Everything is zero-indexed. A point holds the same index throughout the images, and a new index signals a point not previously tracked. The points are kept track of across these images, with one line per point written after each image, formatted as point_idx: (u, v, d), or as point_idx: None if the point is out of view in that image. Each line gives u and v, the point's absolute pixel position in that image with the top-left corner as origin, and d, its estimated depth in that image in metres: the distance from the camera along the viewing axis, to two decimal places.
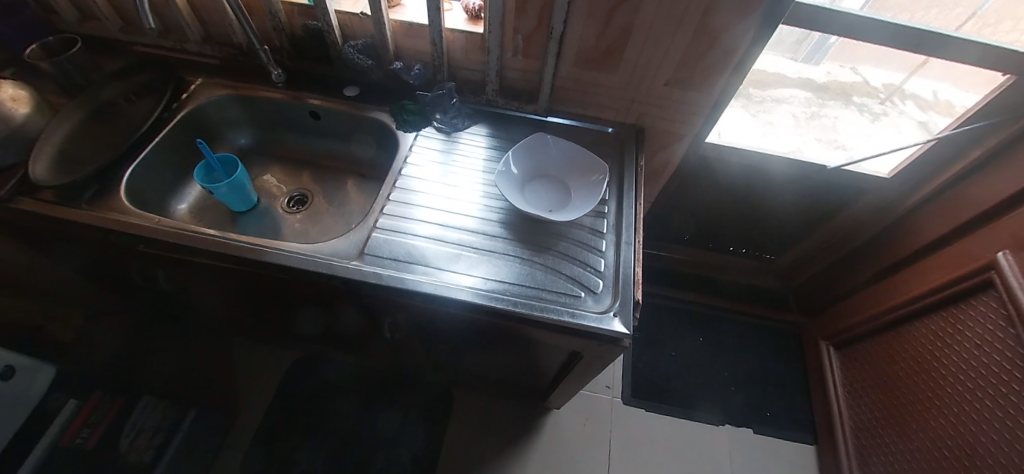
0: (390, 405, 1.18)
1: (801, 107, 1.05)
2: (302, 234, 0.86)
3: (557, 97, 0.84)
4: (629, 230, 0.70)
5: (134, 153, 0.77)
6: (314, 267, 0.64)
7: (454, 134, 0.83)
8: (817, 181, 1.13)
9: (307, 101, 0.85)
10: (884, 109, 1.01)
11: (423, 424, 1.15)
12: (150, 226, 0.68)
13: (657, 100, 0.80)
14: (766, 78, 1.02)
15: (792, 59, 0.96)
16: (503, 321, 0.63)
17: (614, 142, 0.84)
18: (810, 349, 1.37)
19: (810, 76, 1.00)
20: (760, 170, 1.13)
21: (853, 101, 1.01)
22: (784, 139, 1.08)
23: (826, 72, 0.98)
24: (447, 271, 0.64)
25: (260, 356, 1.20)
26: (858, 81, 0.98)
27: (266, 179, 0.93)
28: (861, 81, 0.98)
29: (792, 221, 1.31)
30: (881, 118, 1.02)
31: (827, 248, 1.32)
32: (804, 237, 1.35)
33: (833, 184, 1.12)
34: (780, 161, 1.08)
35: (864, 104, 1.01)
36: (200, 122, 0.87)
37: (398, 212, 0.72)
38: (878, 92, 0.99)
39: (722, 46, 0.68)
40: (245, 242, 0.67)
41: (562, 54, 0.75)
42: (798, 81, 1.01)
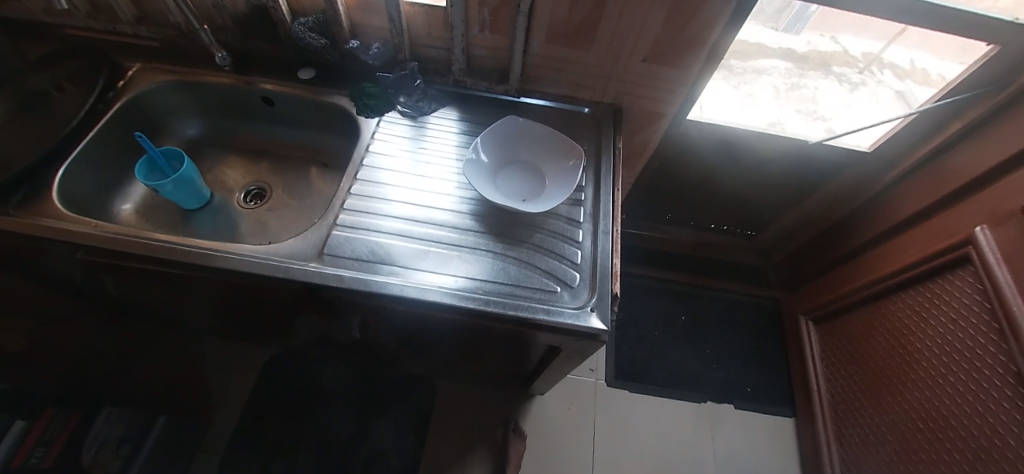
0: (371, 400, 1.15)
1: (781, 78, 1.00)
2: (262, 231, 0.80)
3: (530, 76, 0.78)
4: (606, 219, 0.67)
5: (65, 151, 0.69)
6: (270, 271, 0.59)
7: (421, 119, 0.77)
8: (797, 158, 1.11)
9: (259, 86, 0.78)
10: (862, 79, 0.98)
11: (406, 416, 1.14)
12: (87, 233, 0.62)
13: (634, 78, 0.76)
14: (746, 48, 0.95)
15: (774, 28, 0.87)
16: (477, 321, 0.59)
17: (591, 123, 0.80)
18: (789, 324, 1.38)
19: (789, 45, 0.92)
20: (741, 148, 1.10)
21: (832, 71, 0.97)
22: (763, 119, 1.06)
23: (806, 43, 0.91)
24: (416, 270, 0.61)
25: (232, 356, 1.15)
26: (837, 51, 0.92)
27: (220, 173, 0.86)
28: (840, 50, 0.92)
29: (772, 198, 1.30)
30: (859, 88, 0.99)
31: (808, 223, 1.32)
32: (785, 213, 1.34)
33: (813, 160, 1.11)
34: (762, 137, 1.05)
35: (843, 74, 0.97)
36: (141, 112, 0.79)
37: (361, 206, 0.67)
38: (856, 61, 0.94)
39: (702, 18, 0.63)
40: (194, 246, 0.61)
41: (532, 28, 0.69)
42: (778, 51, 0.95)
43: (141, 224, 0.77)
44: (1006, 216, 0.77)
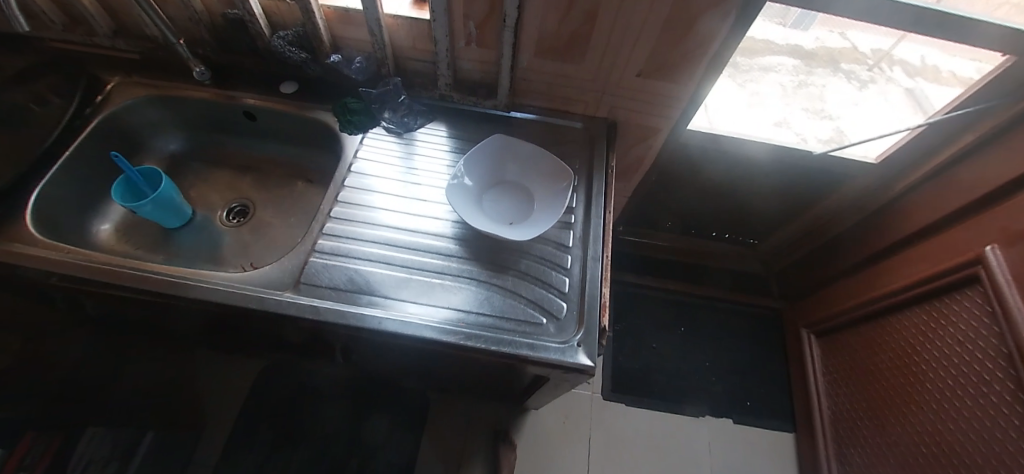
0: (363, 414, 1.14)
1: (788, 76, 0.93)
2: (244, 251, 0.78)
3: (520, 90, 0.75)
4: (596, 244, 0.64)
5: (38, 171, 0.67)
6: (244, 301, 0.57)
7: (407, 135, 0.75)
8: (802, 168, 1.06)
9: (241, 101, 0.76)
10: (871, 77, 0.91)
11: (397, 434, 1.12)
12: (58, 260, 0.60)
13: (629, 92, 0.72)
14: (754, 45, 0.86)
15: (781, 25, 0.79)
16: (458, 354, 0.57)
17: (584, 139, 0.77)
18: (791, 336, 1.35)
19: (796, 43, 0.85)
20: (742, 157, 1.06)
21: (841, 69, 0.90)
22: (764, 130, 1.03)
23: (815, 40, 0.83)
24: (395, 301, 0.58)
25: (222, 368, 1.14)
26: (848, 47, 0.84)
27: (202, 189, 0.84)
28: (850, 47, 0.84)
29: (776, 206, 1.25)
30: (868, 86, 0.93)
31: (811, 232, 1.27)
32: (788, 222, 1.30)
33: (818, 170, 1.06)
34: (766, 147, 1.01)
35: (852, 72, 0.91)
36: (119, 128, 0.77)
37: (341, 230, 0.64)
38: (864, 59, 0.87)
39: (699, 32, 0.60)
40: (168, 274, 0.59)
41: (520, 42, 0.66)
42: (786, 48, 0.87)
43: (119, 244, 0.75)
44: (1018, 236, 0.74)
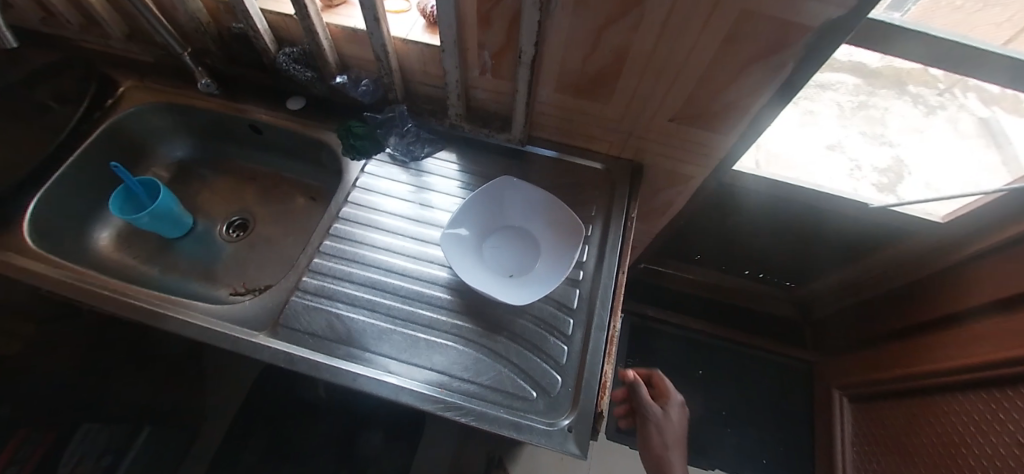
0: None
1: (848, 95, 0.79)
2: (240, 268, 0.75)
3: (537, 123, 0.69)
4: (603, 309, 0.58)
5: (43, 176, 0.67)
6: (221, 340, 0.55)
7: (413, 164, 0.70)
8: (849, 224, 0.95)
9: (247, 115, 0.73)
10: (941, 101, 0.75)
11: (385, 463, 1.10)
12: (49, 275, 0.59)
13: (660, 136, 0.64)
14: None
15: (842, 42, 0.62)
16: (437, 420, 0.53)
17: (604, 182, 0.70)
18: (821, 394, 1.24)
19: (859, 60, 0.69)
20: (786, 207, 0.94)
21: (907, 91, 0.74)
22: (823, 167, 0.88)
23: (881, 58, 0.67)
24: (375, 355, 0.54)
25: None
26: (918, 68, 0.69)
27: (207, 198, 0.83)
28: (921, 68, 0.69)
29: (817, 255, 1.13)
30: (936, 111, 0.76)
31: (854, 285, 1.14)
32: (832, 269, 1.17)
33: (869, 226, 0.94)
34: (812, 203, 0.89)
35: (919, 94, 0.75)
36: (127, 134, 0.76)
37: (328, 268, 0.60)
38: (936, 82, 0.71)
39: (746, 82, 0.52)
40: (148, 300, 0.57)
41: (539, 76, 0.59)
42: (846, 65, 0.71)
43: (119, 252, 0.74)
44: None
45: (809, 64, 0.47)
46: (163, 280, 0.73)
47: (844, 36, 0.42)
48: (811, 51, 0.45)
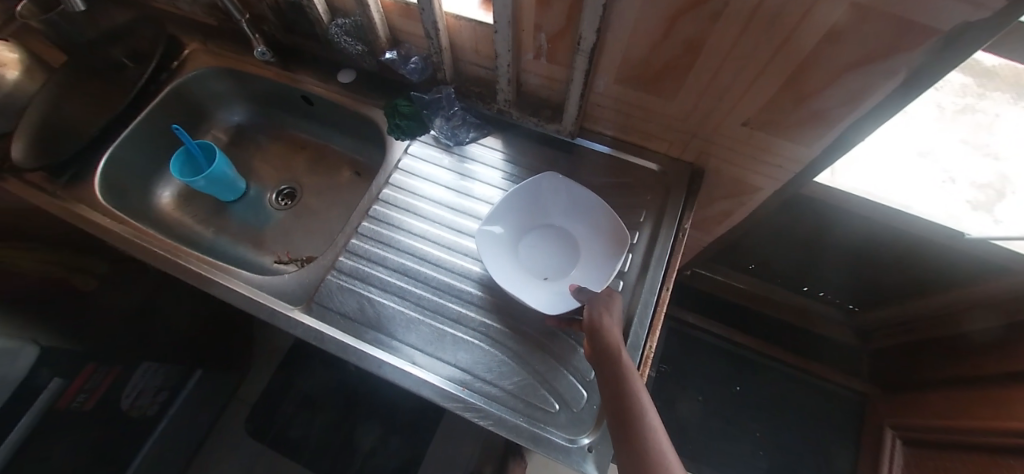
0: (375, 401, 1.19)
1: (953, 96, 0.67)
2: (285, 237, 0.78)
3: (591, 115, 0.64)
4: (640, 327, 0.55)
5: (114, 135, 0.72)
6: (259, 309, 0.57)
7: (456, 148, 0.68)
8: (931, 258, 0.83)
9: (299, 85, 0.74)
10: None
11: (406, 432, 1.16)
12: (114, 230, 0.64)
13: (728, 141, 0.58)
14: None
15: None
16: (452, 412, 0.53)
17: (659, 185, 0.65)
18: (871, 429, 1.13)
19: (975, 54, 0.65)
20: (862, 229, 0.84)
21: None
22: (909, 178, 0.69)
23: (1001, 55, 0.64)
24: (401, 344, 0.54)
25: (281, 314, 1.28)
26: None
27: (260, 164, 0.85)
28: None
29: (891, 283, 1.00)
30: None
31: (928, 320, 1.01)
32: (901, 300, 1.04)
33: (953, 266, 0.83)
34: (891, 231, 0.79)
35: None
36: (190, 97, 0.79)
37: (363, 250, 0.60)
38: None
39: (842, 89, 0.44)
40: (197, 263, 0.60)
41: (598, 65, 0.54)
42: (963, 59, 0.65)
43: (179, 210, 0.79)
44: None
45: (927, 75, 0.39)
46: (216, 241, 0.77)
47: (982, 43, 0.34)
48: (933, 58, 0.37)
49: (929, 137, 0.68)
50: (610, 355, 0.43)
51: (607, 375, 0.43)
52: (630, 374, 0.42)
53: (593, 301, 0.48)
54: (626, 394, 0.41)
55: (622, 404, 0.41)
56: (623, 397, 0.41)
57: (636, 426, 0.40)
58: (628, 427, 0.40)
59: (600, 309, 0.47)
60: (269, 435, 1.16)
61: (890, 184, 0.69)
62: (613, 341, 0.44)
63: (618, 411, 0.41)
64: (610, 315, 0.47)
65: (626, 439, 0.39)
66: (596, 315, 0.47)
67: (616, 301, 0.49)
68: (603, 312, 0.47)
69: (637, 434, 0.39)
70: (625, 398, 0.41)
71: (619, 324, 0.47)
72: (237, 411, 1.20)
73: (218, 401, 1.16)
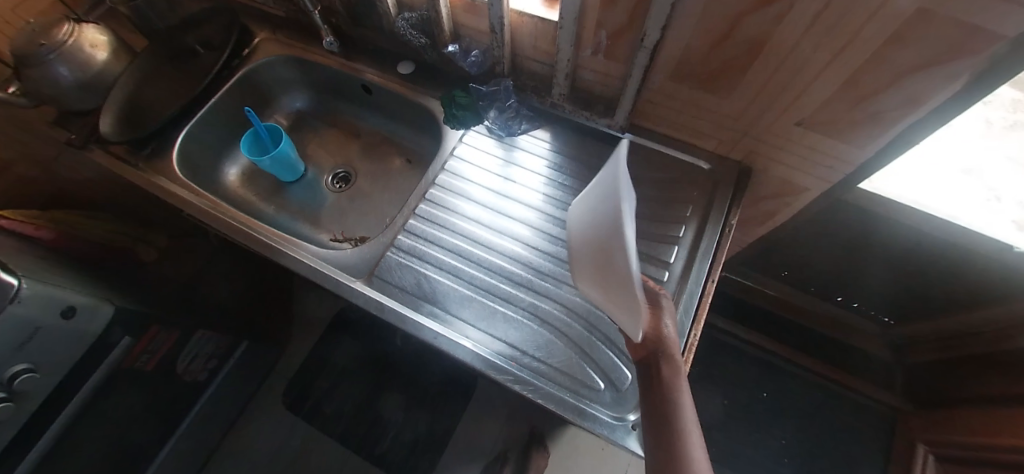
0: (405, 380, 1.24)
1: (1003, 111, 0.68)
2: (340, 217, 0.82)
3: (641, 111, 0.66)
4: (685, 315, 0.57)
5: (189, 114, 0.78)
6: (324, 280, 0.61)
7: (508, 139, 0.71)
8: (973, 276, 0.82)
9: (361, 74, 0.78)
10: None
11: (435, 411, 1.20)
12: (190, 200, 0.70)
13: (779, 140, 0.59)
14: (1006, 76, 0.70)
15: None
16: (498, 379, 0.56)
17: (705, 183, 0.67)
18: (902, 442, 1.12)
19: None
20: (904, 240, 0.83)
21: None
22: (955, 192, 0.68)
23: None
24: (455, 318, 0.57)
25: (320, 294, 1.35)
26: None
27: (317, 148, 0.90)
28: None
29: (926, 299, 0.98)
30: None
31: (956, 334, 0.98)
32: (931, 317, 1.02)
33: (994, 285, 0.81)
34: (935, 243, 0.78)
35: None
36: (258, 83, 0.85)
37: (420, 230, 0.64)
38: None
39: (905, 90, 0.45)
40: (266, 235, 0.65)
41: (655, 63, 0.56)
42: None
43: (243, 188, 0.84)
44: None
45: (990, 79, 0.40)
46: (277, 218, 0.82)
47: None
48: (998, 63, 0.38)
49: (975, 155, 0.69)
50: (666, 363, 0.45)
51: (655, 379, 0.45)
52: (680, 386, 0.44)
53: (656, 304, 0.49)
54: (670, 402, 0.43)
55: (665, 410, 0.43)
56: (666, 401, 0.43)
57: (673, 433, 0.42)
58: (665, 431, 0.42)
59: (660, 313, 0.48)
60: (305, 409, 1.22)
61: (937, 194, 0.69)
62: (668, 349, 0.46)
63: (656, 415, 0.43)
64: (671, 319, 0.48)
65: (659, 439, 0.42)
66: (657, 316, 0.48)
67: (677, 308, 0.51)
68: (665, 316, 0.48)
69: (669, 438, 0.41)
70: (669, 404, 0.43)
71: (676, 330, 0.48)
72: (275, 384, 1.26)
73: (259, 374, 1.22)
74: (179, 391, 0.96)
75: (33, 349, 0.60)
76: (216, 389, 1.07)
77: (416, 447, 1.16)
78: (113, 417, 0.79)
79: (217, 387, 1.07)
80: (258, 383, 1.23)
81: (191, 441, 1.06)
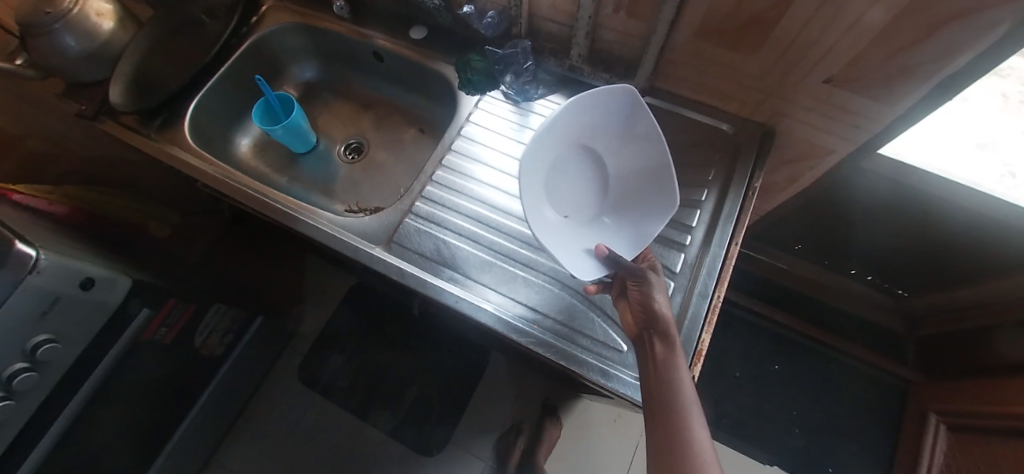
0: (418, 355, 1.25)
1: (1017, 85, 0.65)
2: (353, 188, 0.82)
3: (663, 73, 0.65)
4: (708, 279, 0.57)
5: (199, 83, 0.77)
6: (341, 246, 0.61)
7: (525, 104, 0.70)
8: (995, 249, 0.80)
9: (373, 41, 0.77)
10: None
11: (448, 386, 1.21)
12: (202, 170, 0.69)
13: (805, 99, 0.57)
14: None
15: None
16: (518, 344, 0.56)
17: (727, 147, 0.66)
18: (914, 413, 1.12)
19: None
20: (923, 213, 0.81)
21: None
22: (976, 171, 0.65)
23: None
24: (475, 282, 0.57)
25: (328, 273, 1.36)
26: None
27: (329, 119, 0.89)
28: None
29: (943, 271, 0.96)
30: None
31: (972, 307, 0.97)
32: (941, 288, 1.01)
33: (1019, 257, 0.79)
34: (955, 215, 0.76)
35: None
36: (267, 51, 0.83)
37: (437, 197, 0.63)
38: None
39: (938, 43, 0.42)
40: (282, 204, 0.64)
41: (680, 19, 0.54)
42: None
43: (256, 160, 0.84)
44: None
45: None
46: (291, 190, 0.82)
47: None
48: None
49: (989, 127, 0.66)
50: (667, 360, 0.45)
51: (658, 375, 0.45)
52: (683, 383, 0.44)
53: (649, 294, 0.48)
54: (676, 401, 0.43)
55: (663, 394, 0.44)
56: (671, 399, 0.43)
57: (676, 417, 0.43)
58: (666, 413, 0.43)
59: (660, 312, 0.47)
60: (320, 383, 1.23)
61: (957, 161, 0.66)
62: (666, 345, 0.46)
63: (661, 415, 0.43)
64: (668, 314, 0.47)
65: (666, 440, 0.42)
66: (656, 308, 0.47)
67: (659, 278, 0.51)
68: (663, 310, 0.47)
69: (670, 425, 0.42)
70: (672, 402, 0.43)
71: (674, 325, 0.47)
72: (289, 360, 1.27)
73: (273, 349, 1.23)
74: (197, 365, 0.96)
75: (54, 319, 0.58)
76: (233, 365, 1.08)
77: (430, 420, 1.18)
78: (129, 394, 0.78)
79: (233, 362, 1.08)
80: (273, 357, 1.24)
81: (210, 414, 1.07)
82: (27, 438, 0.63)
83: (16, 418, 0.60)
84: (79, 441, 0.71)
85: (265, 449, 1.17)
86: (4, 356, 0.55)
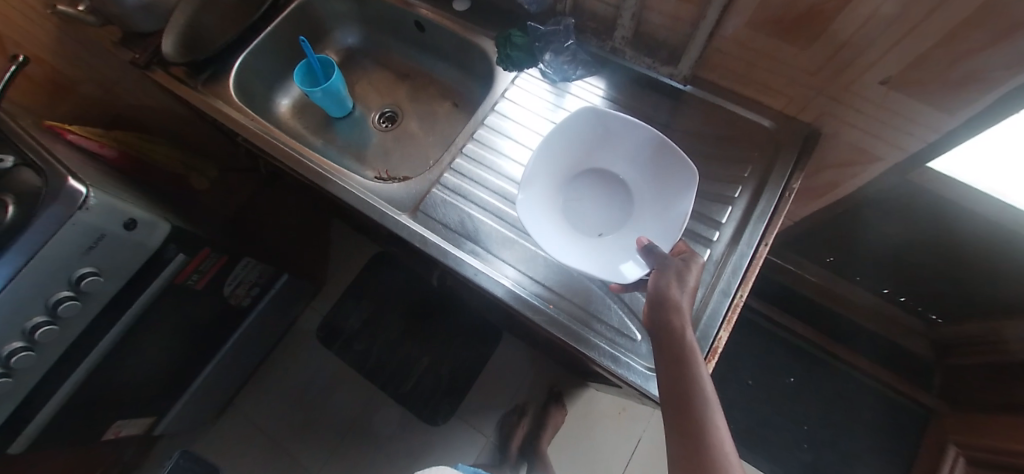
0: (431, 327, 1.28)
1: None
2: (384, 156, 0.83)
3: (707, 62, 0.63)
4: (732, 277, 0.56)
5: (247, 41, 0.79)
6: (369, 209, 0.62)
7: (562, 85, 0.70)
8: None
9: (415, 9, 0.77)
10: None
11: (457, 360, 1.24)
12: (242, 124, 0.71)
13: (857, 100, 0.54)
14: None
15: None
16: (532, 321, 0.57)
17: (766, 144, 0.64)
18: (931, 441, 1.08)
19: None
20: (967, 237, 0.77)
21: None
22: None
23: None
24: (495, 257, 0.58)
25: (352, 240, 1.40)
26: None
27: (366, 86, 0.90)
28: None
29: (978, 300, 0.91)
30: None
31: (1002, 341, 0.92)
32: (976, 318, 0.96)
33: None
34: (1002, 241, 0.72)
35: None
36: (311, 13, 0.85)
37: (466, 170, 0.64)
38: None
39: (1010, 51, 0.39)
40: (315, 163, 0.66)
41: (731, 6, 0.52)
42: None
43: (294, 122, 0.86)
44: None
45: None
46: (326, 152, 0.84)
47: None
48: None
49: None
50: (685, 351, 0.40)
51: (673, 379, 0.40)
52: (700, 373, 0.39)
53: (665, 268, 0.46)
54: (689, 384, 0.38)
55: (681, 389, 0.39)
56: (687, 392, 0.38)
57: (698, 412, 0.37)
58: (686, 410, 0.38)
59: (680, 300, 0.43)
60: (337, 343, 1.28)
61: None
62: (680, 318, 0.42)
63: (680, 411, 0.38)
64: (682, 286, 0.44)
65: (681, 430, 0.37)
66: (664, 283, 0.44)
67: (691, 269, 0.46)
68: (673, 282, 0.44)
69: (694, 425, 0.37)
70: (688, 397, 0.38)
71: (689, 299, 0.44)
72: (309, 319, 1.32)
73: (296, 307, 1.28)
74: (223, 314, 1.00)
75: (97, 254, 0.61)
76: (257, 317, 1.12)
77: (437, 391, 1.21)
78: (158, 334, 0.82)
79: (258, 314, 1.12)
80: (294, 314, 1.29)
81: (233, 361, 1.13)
82: (66, 362, 0.68)
83: (58, 342, 0.64)
84: (110, 372, 0.76)
85: (280, 400, 1.23)
86: (49, 284, 0.59)
